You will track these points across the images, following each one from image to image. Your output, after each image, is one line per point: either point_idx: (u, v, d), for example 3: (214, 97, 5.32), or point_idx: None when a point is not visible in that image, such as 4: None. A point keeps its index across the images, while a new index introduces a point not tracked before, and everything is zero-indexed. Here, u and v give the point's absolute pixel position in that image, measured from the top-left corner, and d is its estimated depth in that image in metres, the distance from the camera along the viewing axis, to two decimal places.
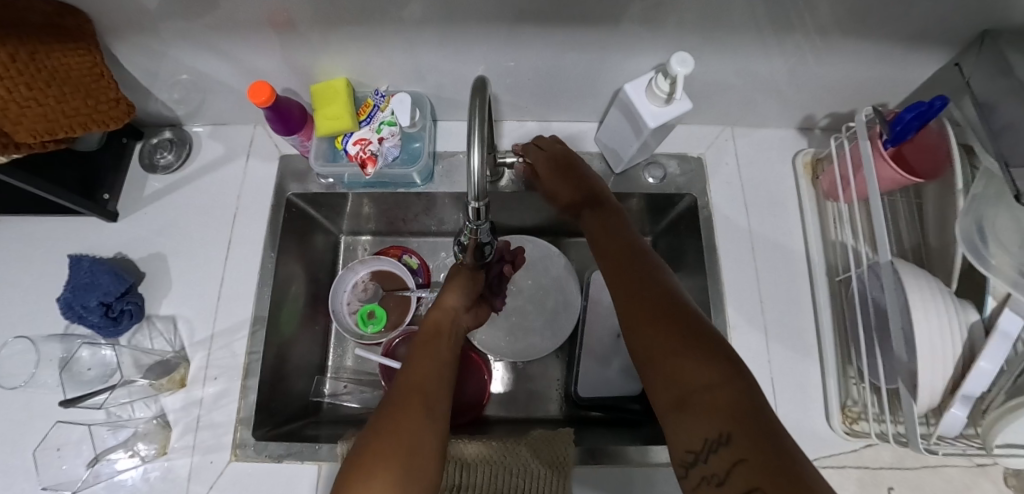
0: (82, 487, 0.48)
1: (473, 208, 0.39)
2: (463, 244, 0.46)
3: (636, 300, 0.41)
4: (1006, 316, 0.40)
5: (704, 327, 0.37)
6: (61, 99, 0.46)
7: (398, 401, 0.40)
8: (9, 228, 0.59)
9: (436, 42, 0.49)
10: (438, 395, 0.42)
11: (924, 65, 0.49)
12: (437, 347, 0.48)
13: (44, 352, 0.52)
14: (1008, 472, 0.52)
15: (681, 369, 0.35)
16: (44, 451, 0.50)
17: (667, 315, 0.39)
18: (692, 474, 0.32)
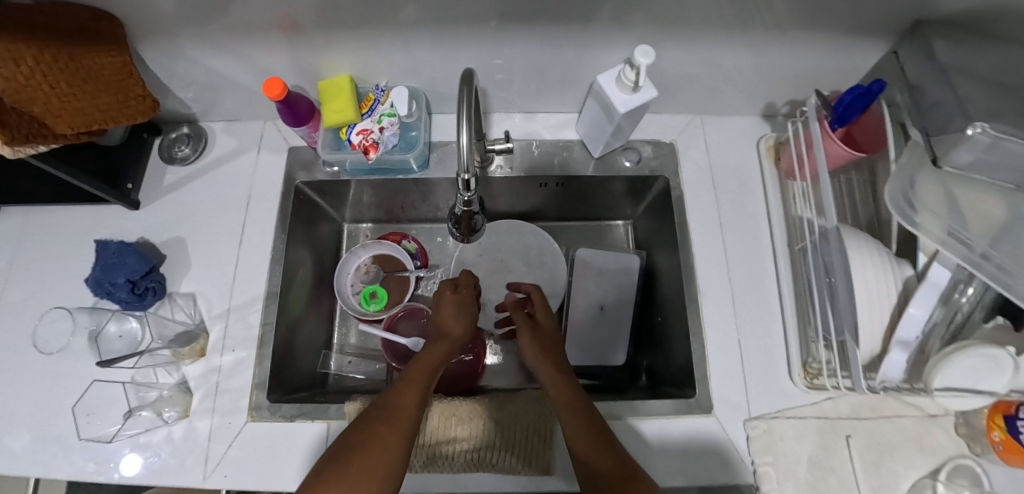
0: (116, 437, 0.55)
1: (463, 181, 0.45)
2: (457, 215, 0.51)
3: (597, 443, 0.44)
4: (935, 268, 0.45)
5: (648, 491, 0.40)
6: (95, 95, 0.52)
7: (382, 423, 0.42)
8: (51, 217, 0.66)
9: (428, 40, 0.54)
10: (418, 426, 0.44)
11: (866, 54, 0.55)
12: (430, 381, 0.49)
13: (77, 321, 0.57)
14: (958, 421, 0.57)
15: None
16: (83, 408, 0.56)
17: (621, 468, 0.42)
18: None
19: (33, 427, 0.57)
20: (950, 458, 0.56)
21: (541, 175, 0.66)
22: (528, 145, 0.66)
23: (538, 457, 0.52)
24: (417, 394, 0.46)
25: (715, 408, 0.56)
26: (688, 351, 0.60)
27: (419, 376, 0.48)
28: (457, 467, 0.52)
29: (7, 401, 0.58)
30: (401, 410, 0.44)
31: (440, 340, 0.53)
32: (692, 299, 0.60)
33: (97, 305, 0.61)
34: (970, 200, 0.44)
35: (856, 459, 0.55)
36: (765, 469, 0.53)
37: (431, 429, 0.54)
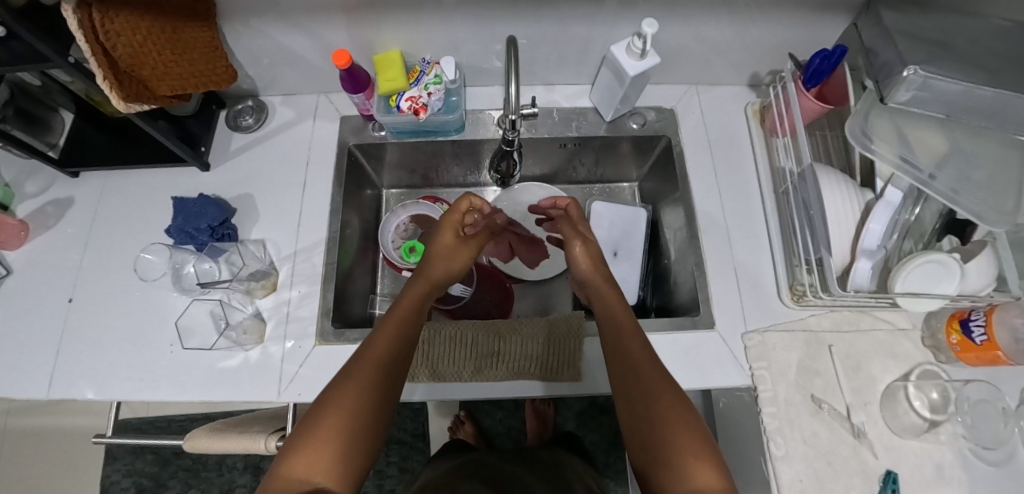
0: (205, 353, 0.64)
1: (509, 120, 0.58)
2: (499, 151, 0.69)
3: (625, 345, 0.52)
4: (891, 189, 0.57)
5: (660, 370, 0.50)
6: (190, 63, 0.62)
7: (356, 372, 0.47)
8: (129, 178, 0.75)
9: (470, 19, 0.65)
10: (394, 361, 0.50)
11: (832, 27, 0.66)
12: (407, 324, 0.54)
13: (177, 258, 0.69)
14: (925, 334, 0.66)
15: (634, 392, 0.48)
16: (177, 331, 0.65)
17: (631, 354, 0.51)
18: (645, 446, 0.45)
19: (125, 353, 0.66)
20: (917, 364, 0.65)
21: (561, 136, 0.76)
22: (549, 111, 0.77)
23: (570, 365, 0.62)
24: (389, 345, 0.50)
25: (715, 325, 0.66)
26: (692, 281, 0.70)
27: (394, 324, 0.53)
28: (500, 374, 0.62)
29: (104, 332, 0.67)
30: (378, 355, 0.49)
31: (417, 282, 0.60)
32: (693, 236, 0.71)
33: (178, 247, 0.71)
34: (911, 132, 0.56)
35: (837, 364, 0.64)
36: (760, 372, 0.63)
37: (472, 345, 0.63)
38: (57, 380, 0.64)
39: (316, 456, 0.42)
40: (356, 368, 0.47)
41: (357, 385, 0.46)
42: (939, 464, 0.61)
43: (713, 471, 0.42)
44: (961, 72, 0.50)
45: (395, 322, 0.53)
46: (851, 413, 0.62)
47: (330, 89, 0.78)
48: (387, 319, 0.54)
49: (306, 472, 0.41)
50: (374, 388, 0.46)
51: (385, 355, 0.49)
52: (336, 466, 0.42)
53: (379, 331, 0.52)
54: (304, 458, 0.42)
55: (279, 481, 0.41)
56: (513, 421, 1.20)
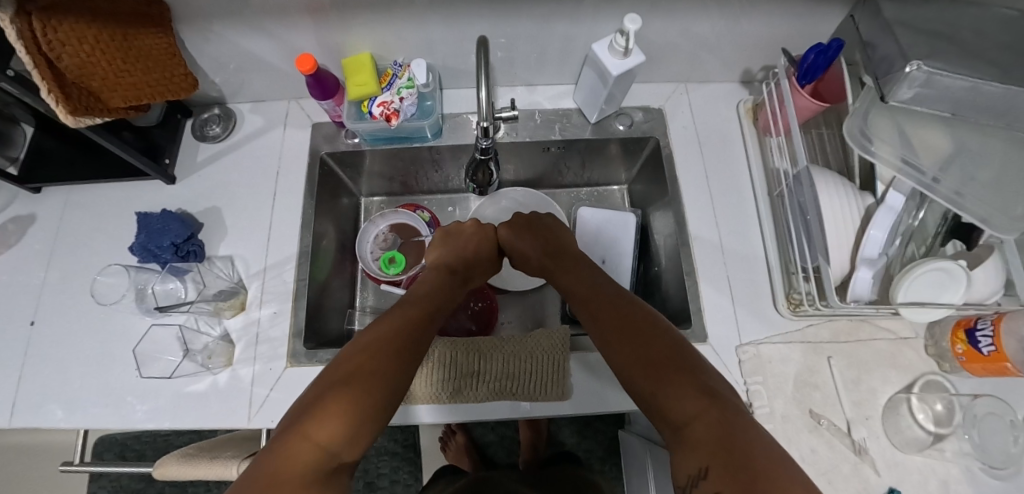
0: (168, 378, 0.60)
1: (481, 126, 0.55)
2: (475, 159, 0.66)
3: (646, 332, 0.47)
4: (892, 193, 0.53)
5: (674, 347, 0.45)
6: (146, 72, 0.58)
7: (377, 340, 0.45)
8: (91, 193, 0.72)
9: (441, 18, 0.61)
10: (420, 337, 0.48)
11: (827, 20, 0.62)
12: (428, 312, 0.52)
13: (139, 279, 0.66)
14: (927, 342, 0.63)
15: (660, 363, 0.43)
16: (142, 353, 0.62)
17: (646, 335, 0.46)
18: (678, 433, 0.39)
19: (90, 378, 0.62)
20: (921, 374, 0.61)
21: (543, 139, 0.73)
22: (531, 114, 0.73)
23: (555, 384, 0.59)
24: (420, 321, 0.49)
25: (709, 338, 0.62)
26: (683, 291, 0.67)
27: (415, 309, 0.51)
28: (481, 396, 0.59)
29: (66, 357, 0.64)
30: (394, 329, 0.47)
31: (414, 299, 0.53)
32: (685, 243, 0.67)
33: (142, 264, 0.67)
34: (912, 130, 0.53)
35: (836, 376, 0.61)
36: (756, 387, 0.60)
37: (452, 366, 0.60)
38: (19, 408, 0.61)
39: (340, 420, 0.38)
40: (374, 342, 0.44)
41: (377, 355, 0.43)
42: (944, 480, 0.58)
43: (759, 465, 0.35)
44: (967, 66, 0.47)
45: (422, 303, 0.53)
46: (852, 429, 0.59)
47: (301, 95, 0.74)
48: (404, 304, 0.52)
49: (327, 436, 0.37)
50: (397, 363, 0.43)
51: (407, 327, 0.48)
52: (353, 436, 0.38)
53: (395, 313, 0.49)
54: (322, 421, 0.38)
55: (302, 446, 0.36)
56: (506, 430, 1.17)
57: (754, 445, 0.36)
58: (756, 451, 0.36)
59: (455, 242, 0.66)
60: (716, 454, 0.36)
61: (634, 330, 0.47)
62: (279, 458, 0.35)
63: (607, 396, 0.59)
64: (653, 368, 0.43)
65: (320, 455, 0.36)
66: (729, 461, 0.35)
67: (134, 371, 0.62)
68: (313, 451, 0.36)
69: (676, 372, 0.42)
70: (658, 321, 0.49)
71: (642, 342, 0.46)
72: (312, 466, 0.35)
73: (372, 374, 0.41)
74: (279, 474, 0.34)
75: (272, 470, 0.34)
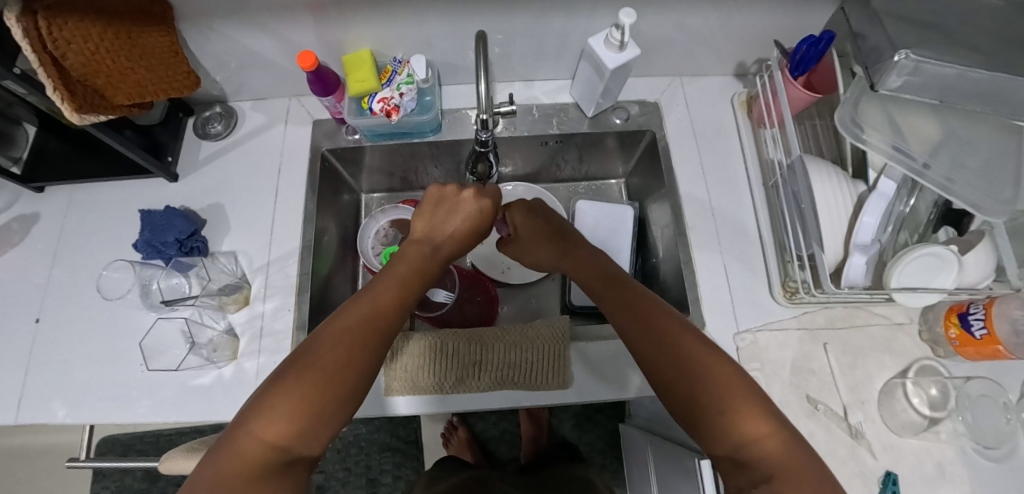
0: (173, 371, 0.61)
1: (479, 119, 0.55)
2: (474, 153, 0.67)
3: (677, 333, 0.44)
4: (883, 181, 0.54)
5: (707, 349, 0.43)
6: (150, 70, 0.59)
7: (341, 330, 0.42)
8: (93, 191, 0.72)
9: (439, 14, 0.62)
10: (388, 322, 0.45)
11: (818, 12, 0.63)
12: (400, 293, 0.48)
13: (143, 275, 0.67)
14: (922, 328, 0.64)
15: (707, 368, 0.41)
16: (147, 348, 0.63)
17: (680, 336, 0.43)
18: (731, 443, 0.39)
19: (96, 374, 0.63)
20: (916, 359, 0.62)
21: (542, 134, 0.74)
22: (529, 108, 0.75)
23: (556, 373, 0.60)
24: (391, 302, 0.47)
25: (707, 326, 0.64)
26: (681, 281, 0.68)
27: (386, 289, 0.48)
28: (484, 385, 0.60)
29: (72, 353, 0.64)
30: (361, 318, 0.44)
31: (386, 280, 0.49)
32: (682, 234, 0.68)
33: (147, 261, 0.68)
34: (902, 119, 0.54)
35: (832, 362, 0.62)
36: (754, 373, 0.61)
37: (452, 357, 0.61)
38: (26, 404, 0.62)
39: (290, 418, 0.37)
40: (342, 332, 0.42)
41: (350, 345, 0.41)
42: (940, 462, 0.59)
43: (811, 483, 0.35)
44: (954, 54, 0.48)
45: (397, 281, 0.50)
46: (848, 413, 0.60)
47: (302, 92, 0.75)
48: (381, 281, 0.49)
49: (274, 434, 0.37)
50: (363, 351, 0.42)
51: (373, 314, 0.45)
52: (309, 433, 0.38)
53: (366, 296, 0.46)
54: (269, 417, 0.37)
55: (249, 444, 0.36)
56: (508, 425, 1.18)
57: (805, 460, 0.37)
58: (807, 468, 0.36)
59: (450, 208, 0.60)
60: (774, 469, 0.36)
61: (674, 331, 0.44)
62: (227, 457, 0.35)
63: (606, 385, 0.60)
64: (703, 375, 0.41)
65: (272, 453, 0.36)
66: (792, 479, 0.35)
67: (139, 363, 0.63)
68: (263, 448, 0.36)
69: (721, 379, 0.40)
70: (686, 322, 0.45)
71: (676, 345, 0.43)
72: (261, 465, 0.35)
73: (335, 368, 0.40)
74: (226, 476, 0.34)
75: (221, 471, 0.34)
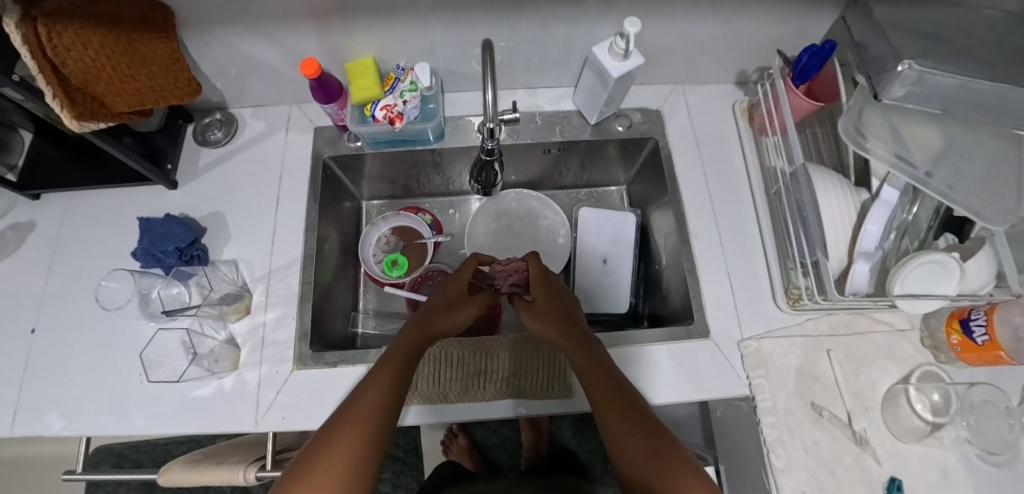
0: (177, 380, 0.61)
1: (488, 128, 0.55)
2: (481, 160, 0.66)
3: (624, 406, 0.46)
4: (886, 188, 0.55)
5: (653, 423, 0.45)
6: (150, 77, 0.59)
7: (348, 422, 0.45)
8: (90, 199, 0.71)
9: (444, 22, 0.62)
10: (392, 405, 0.47)
11: (819, 22, 0.64)
12: (404, 374, 0.49)
13: (144, 284, 0.65)
14: (924, 334, 0.64)
15: (649, 446, 0.44)
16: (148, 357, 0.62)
17: (632, 411, 0.46)
18: None
19: (93, 385, 0.62)
20: (918, 365, 0.63)
21: (544, 141, 0.74)
22: (532, 116, 0.75)
23: (561, 381, 0.59)
24: (392, 386, 0.47)
25: (711, 333, 0.64)
26: (685, 288, 0.68)
27: (391, 367, 0.49)
28: (490, 394, 0.59)
29: (69, 363, 0.63)
30: (368, 406, 0.46)
31: (387, 362, 0.50)
32: (686, 241, 0.68)
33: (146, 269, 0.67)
34: (904, 127, 0.55)
35: (836, 369, 0.62)
36: (758, 381, 0.61)
37: (458, 366, 0.60)
38: (21, 415, 0.61)
39: None
40: (353, 420, 0.45)
41: (354, 442, 0.44)
42: (943, 468, 0.59)
43: None
44: (955, 65, 0.48)
45: (396, 362, 0.50)
46: (853, 420, 0.60)
47: (303, 100, 0.75)
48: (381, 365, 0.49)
49: None
50: (366, 442, 0.44)
51: (379, 403, 0.46)
52: None
53: (372, 378, 0.48)
54: None
55: None
56: (508, 432, 1.17)
57: None
58: None
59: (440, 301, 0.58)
60: None
61: (630, 408, 0.46)
62: None
63: None
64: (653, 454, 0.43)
65: None
66: None
67: (138, 374, 0.62)
68: None
69: (665, 460, 0.43)
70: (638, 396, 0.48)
71: (627, 419, 0.45)
72: None
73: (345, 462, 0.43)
74: None
75: None
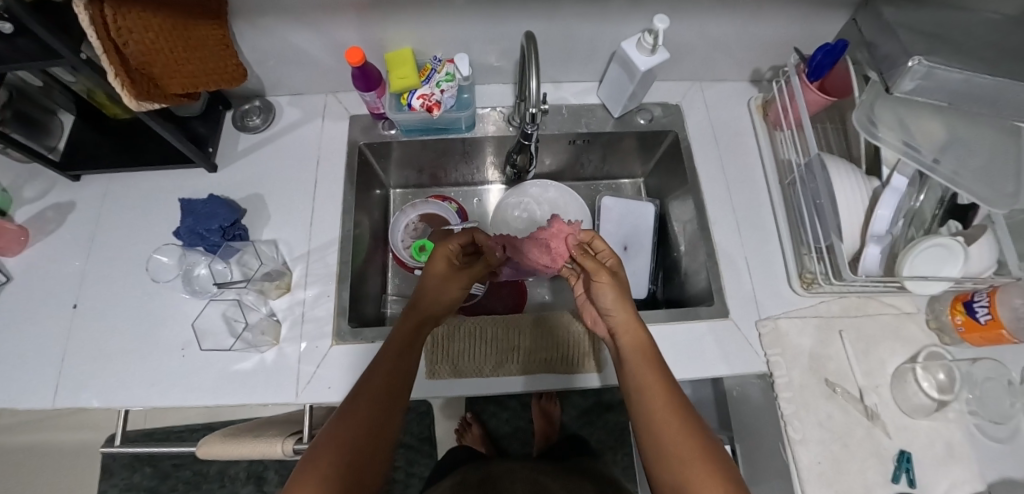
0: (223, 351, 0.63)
1: (531, 113, 0.58)
2: (519, 144, 0.69)
3: (643, 371, 0.52)
4: (896, 176, 0.59)
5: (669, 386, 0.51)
6: (202, 61, 0.61)
7: (363, 397, 0.48)
8: (129, 181, 0.73)
9: (482, 16, 0.65)
10: (401, 378, 0.51)
11: (832, 22, 0.69)
12: (408, 353, 0.53)
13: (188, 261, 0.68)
14: (929, 317, 0.68)
15: (655, 405, 0.50)
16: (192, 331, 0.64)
17: (654, 375, 0.52)
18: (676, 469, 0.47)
19: (136, 358, 0.64)
20: (924, 346, 0.67)
21: (570, 132, 0.77)
22: (558, 108, 0.78)
23: (590, 356, 0.63)
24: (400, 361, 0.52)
25: (731, 313, 0.67)
26: (705, 273, 0.71)
27: (396, 347, 0.53)
28: (524, 369, 0.62)
29: (111, 337, 0.65)
30: (383, 381, 0.50)
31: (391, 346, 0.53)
32: (705, 227, 0.72)
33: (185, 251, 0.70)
34: (912, 120, 0.59)
35: (848, 348, 0.66)
36: (775, 358, 0.64)
37: (493, 342, 0.63)
38: (64, 385, 0.62)
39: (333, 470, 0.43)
40: (368, 394, 0.48)
41: (370, 415, 0.47)
42: (949, 444, 0.62)
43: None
44: (961, 61, 0.53)
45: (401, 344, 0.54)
46: (864, 395, 0.64)
47: (339, 89, 0.78)
48: (388, 345, 0.54)
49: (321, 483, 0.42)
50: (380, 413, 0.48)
51: (388, 377, 0.50)
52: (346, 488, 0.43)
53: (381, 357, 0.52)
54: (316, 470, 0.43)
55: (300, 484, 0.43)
56: (519, 422, 1.20)
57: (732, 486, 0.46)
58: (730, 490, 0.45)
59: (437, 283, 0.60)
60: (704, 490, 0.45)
61: (652, 373, 0.52)
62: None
63: None
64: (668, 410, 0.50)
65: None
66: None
67: (180, 347, 0.64)
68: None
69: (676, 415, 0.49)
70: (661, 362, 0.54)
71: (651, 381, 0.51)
72: None
73: (364, 432, 0.46)
74: None
75: None
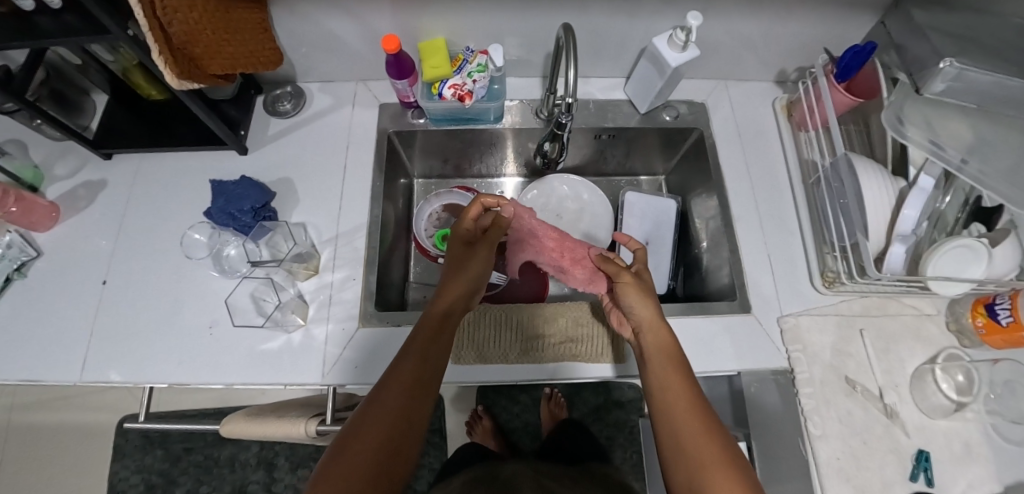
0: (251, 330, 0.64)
1: (566, 105, 0.59)
2: (552, 134, 0.69)
3: (669, 376, 0.51)
4: (923, 177, 0.59)
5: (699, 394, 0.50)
6: (242, 43, 0.62)
7: (389, 389, 0.47)
8: (160, 161, 0.74)
9: (517, 8, 0.66)
10: (427, 372, 0.49)
11: (861, 25, 0.69)
12: (436, 346, 0.51)
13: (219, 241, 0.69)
14: (949, 319, 0.69)
15: (686, 412, 0.48)
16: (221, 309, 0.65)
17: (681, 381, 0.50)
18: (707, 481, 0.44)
19: (164, 333, 0.65)
20: (944, 348, 0.67)
21: (597, 126, 0.78)
22: (585, 102, 0.79)
23: (614, 347, 0.63)
24: (427, 354, 0.50)
25: (753, 309, 0.68)
26: (727, 269, 0.72)
27: (424, 341, 0.51)
28: (548, 358, 0.62)
29: (139, 313, 0.66)
30: (412, 375, 0.48)
31: (418, 339, 0.51)
32: (728, 224, 0.73)
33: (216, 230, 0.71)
34: (940, 122, 0.60)
35: (868, 347, 0.66)
36: (797, 355, 0.65)
37: (518, 331, 0.64)
38: (93, 359, 0.63)
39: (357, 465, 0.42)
40: (395, 386, 0.47)
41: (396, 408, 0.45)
42: (967, 444, 0.63)
43: None
44: (992, 64, 0.54)
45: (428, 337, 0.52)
46: (884, 394, 0.64)
47: (369, 77, 0.79)
48: (416, 338, 0.52)
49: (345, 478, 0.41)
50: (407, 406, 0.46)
51: (416, 370, 0.48)
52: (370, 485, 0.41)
53: (409, 349, 0.50)
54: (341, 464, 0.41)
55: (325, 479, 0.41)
56: (530, 417, 1.20)
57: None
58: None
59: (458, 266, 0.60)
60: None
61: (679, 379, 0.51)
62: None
63: None
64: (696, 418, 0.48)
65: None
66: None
67: (208, 325, 0.65)
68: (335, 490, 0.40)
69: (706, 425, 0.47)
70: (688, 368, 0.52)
71: (677, 388, 0.50)
72: None
73: (389, 425, 0.44)
74: None
75: None
